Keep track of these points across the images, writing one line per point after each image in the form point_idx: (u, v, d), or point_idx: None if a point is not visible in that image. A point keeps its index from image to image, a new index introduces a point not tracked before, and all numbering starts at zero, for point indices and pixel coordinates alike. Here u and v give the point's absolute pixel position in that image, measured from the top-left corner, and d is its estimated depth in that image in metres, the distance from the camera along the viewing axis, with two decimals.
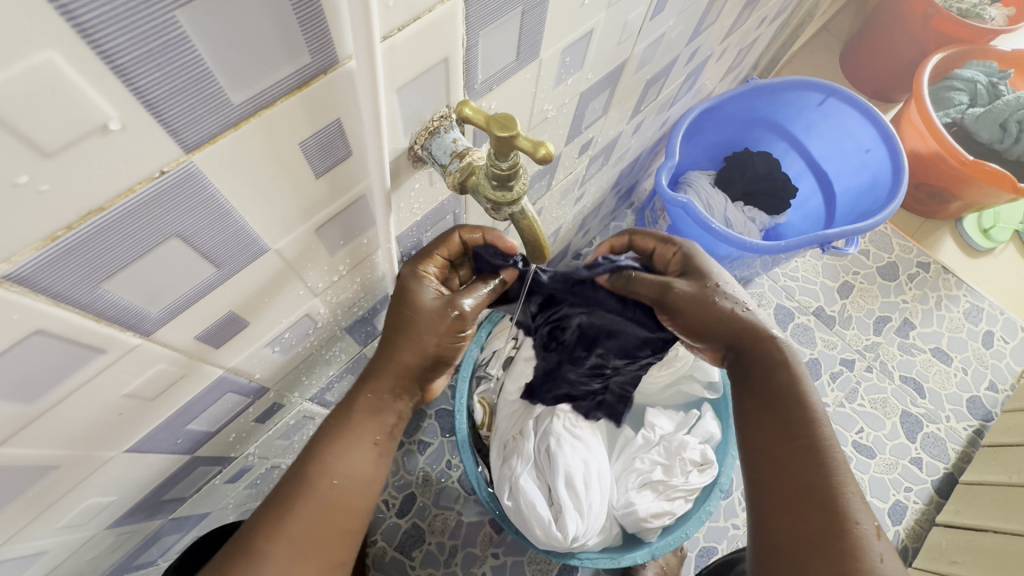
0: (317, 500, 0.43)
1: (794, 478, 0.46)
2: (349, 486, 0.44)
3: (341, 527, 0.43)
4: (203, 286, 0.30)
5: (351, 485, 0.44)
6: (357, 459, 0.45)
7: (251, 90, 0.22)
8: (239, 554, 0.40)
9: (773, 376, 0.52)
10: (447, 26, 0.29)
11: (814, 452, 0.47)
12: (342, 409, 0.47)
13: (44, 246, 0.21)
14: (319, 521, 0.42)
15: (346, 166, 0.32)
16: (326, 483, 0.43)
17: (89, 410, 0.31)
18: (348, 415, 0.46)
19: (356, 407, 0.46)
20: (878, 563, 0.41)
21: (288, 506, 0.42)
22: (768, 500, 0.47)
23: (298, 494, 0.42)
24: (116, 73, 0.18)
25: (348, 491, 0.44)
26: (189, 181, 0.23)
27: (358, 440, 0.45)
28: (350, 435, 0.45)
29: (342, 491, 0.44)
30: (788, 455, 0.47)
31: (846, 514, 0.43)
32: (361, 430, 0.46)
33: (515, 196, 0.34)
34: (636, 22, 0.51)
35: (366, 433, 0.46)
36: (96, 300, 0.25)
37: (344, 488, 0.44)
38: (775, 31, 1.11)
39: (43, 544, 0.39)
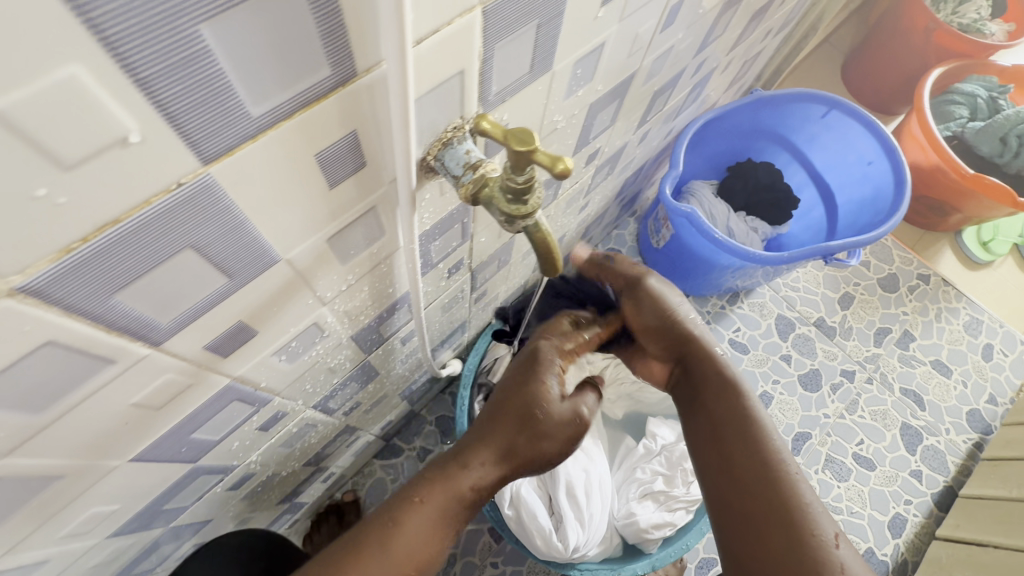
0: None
1: (754, 499, 0.48)
2: (415, 566, 0.45)
3: None
4: (215, 296, 0.30)
5: (419, 566, 0.46)
6: (430, 541, 0.46)
7: (271, 101, 0.22)
8: None
9: (717, 403, 0.54)
10: (465, 39, 0.29)
11: (762, 477, 0.48)
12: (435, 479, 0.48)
13: (57, 260, 0.20)
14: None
15: (361, 175, 0.32)
16: (397, 563, 0.44)
17: (96, 419, 0.30)
18: (434, 498, 0.47)
19: (447, 486, 0.47)
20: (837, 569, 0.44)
21: (362, 574, 0.43)
22: (726, 522, 0.49)
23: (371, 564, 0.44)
24: (139, 87, 0.18)
25: (413, 572, 0.45)
26: (206, 192, 0.23)
27: (438, 517, 0.46)
28: (431, 517, 0.46)
29: (410, 571, 0.45)
30: (747, 474, 0.49)
31: (808, 523, 0.46)
32: (443, 515, 0.47)
33: (529, 210, 0.33)
34: (646, 35, 0.51)
35: (447, 508, 0.47)
36: (109, 311, 0.24)
37: (412, 571, 0.45)
38: (779, 43, 1.12)
39: (45, 554, 0.38)
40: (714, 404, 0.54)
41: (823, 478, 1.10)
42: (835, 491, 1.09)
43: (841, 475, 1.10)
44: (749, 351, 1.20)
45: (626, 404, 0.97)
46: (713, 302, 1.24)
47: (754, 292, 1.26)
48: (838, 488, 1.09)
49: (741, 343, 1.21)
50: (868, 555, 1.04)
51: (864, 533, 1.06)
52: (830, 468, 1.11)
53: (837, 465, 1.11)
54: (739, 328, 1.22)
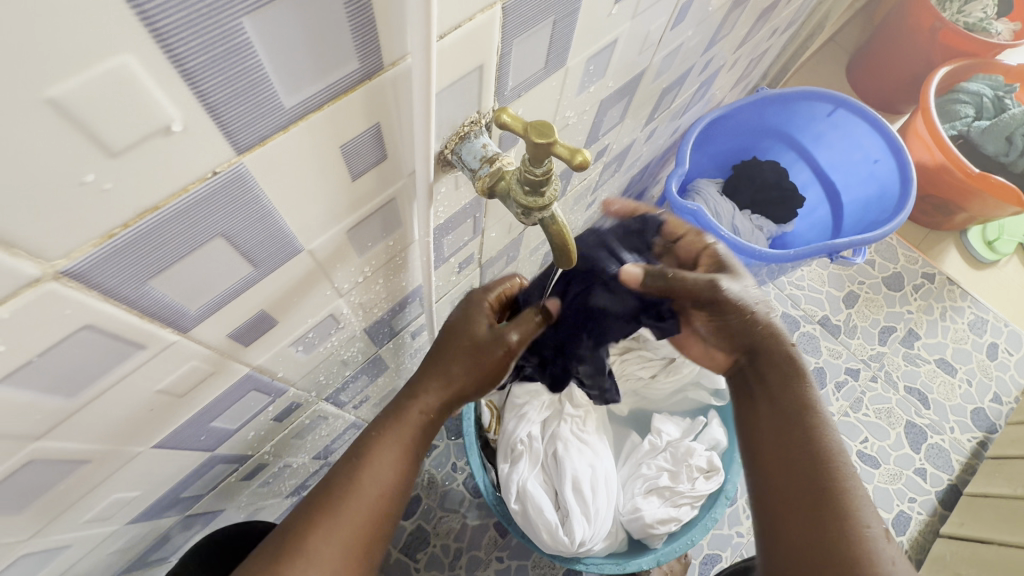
0: (362, 502, 0.44)
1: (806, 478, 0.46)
2: (391, 492, 0.46)
3: (381, 531, 0.45)
4: (240, 285, 0.30)
5: (394, 493, 0.46)
6: (401, 466, 0.47)
7: (303, 93, 0.23)
8: (285, 548, 0.41)
9: (782, 385, 0.52)
10: (485, 34, 0.30)
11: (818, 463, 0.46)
12: (387, 412, 0.49)
13: (99, 244, 0.21)
14: (366, 526, 0.44)
15: (382, 168, 0.32)
16: (372, 488, 0.45)
17: (123, 404, 0.31)
18: (392, 424, 0.48)
19: (403, 412, 0.49)
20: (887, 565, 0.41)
21: (335, 505, 0.43)
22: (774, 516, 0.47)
23: (347, 497, 0.44)
24: (184, 77, 0.19)
25: (390, 498, 0.46)
26: (238, 181, 0.24)
27: (399, 439, 0.48)
28: (396, 441, 0.48)
29: (387, 498, 0.46)
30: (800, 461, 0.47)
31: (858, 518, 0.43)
32: (404, 436, 0.48)
33: (546, 202, 0.34)
34: (656, 32, 0.52)
35: (408, 431, 0.49)
36: (143, 296, 0.25)
37: (387, 495, 0.46)
38: (785, 41, 1.12)
39: (67, 538, 0.39)
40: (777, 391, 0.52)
41: None
42: None
43: None
44: None
45: (632, 401, 0.98)
46: None
47: (759, 290, 1.26)
48: None
49: None
50: None
51: None
52: None
53: None
54: None
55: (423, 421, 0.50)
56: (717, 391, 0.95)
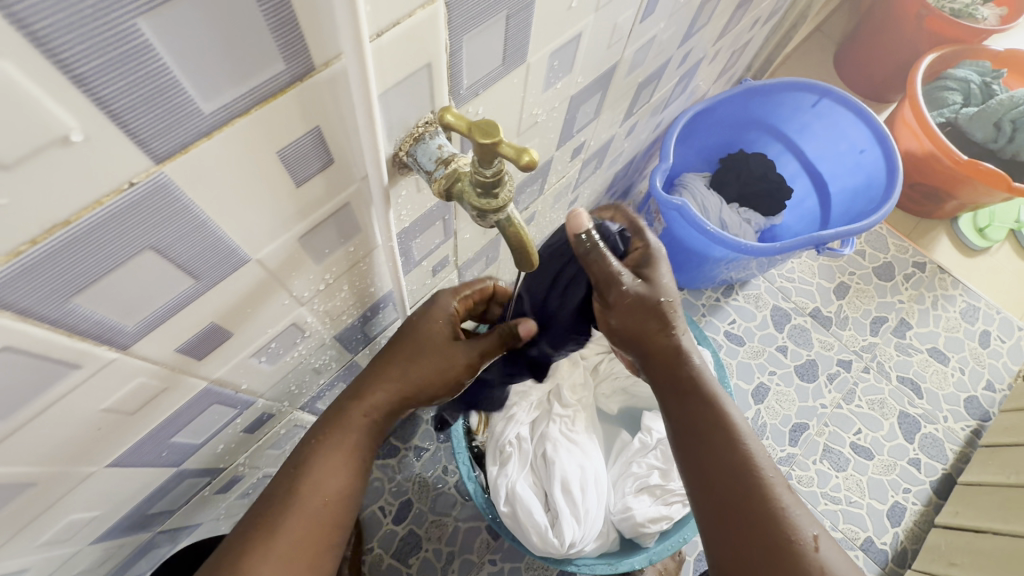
0: (306, 516, 0.45)
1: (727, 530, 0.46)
2: (338, 503, 0.46)
3: (329, 545, 0.46)
4: (182, 298, 0.29)
5: (333, 502, 0.46)
6: (345, 477, 0.47)
7: (224, 97, 0.22)
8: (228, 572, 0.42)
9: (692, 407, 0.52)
10: (429, 31, 0.29)
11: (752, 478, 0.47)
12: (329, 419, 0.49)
13: (7, 262, 0.20)
14: (307, 538, 0.44)
15: (329, 173, 0.31)
16: (314, 500, 0.45)
17: (67, 425, 0.30)
18: (332, 434, 0.47)
19: (343, 418, 0.48)
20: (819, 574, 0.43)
21: (275, 523, 0.44)
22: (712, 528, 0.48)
23: (282, 515, 0.44)
24: (78, 84, 0.17)
25: (334, 508, 0.46)
26: (160, 193, 0.23)
27: (343, 449, 0.47)
28: (340, 453, 0.47)
29: (330, 507, 0.46)
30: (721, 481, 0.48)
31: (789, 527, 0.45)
32: (349, 445, 0.48)
33: (500, 204, 0.32)
34: (626, 25, 0.51)
35: (355, 439, 0.48)
36: (68, 315, 0.24)
37: (333, 505, 0.46)
38: (768, 31, 1.11)
39: (25, 561, 0.38)
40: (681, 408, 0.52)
41: (821, 468, 1.09)
42: (834, 481, 1.08)
43: (839, 465, 1.10)
44: (745, 342, 1.19)
45: (621, 399, 0.97)
46: (707, 294, 1.24)
47: (749, 284, 1.25)
48: (836, 478, 1.09)
49: (736, 335, 1.21)
50: (867, 544, 1.04)
51: (863, 522, 1.06)
52: (828, 458, 1.10)
53: (834, 455, 1.11)
54: (734, 320, 1.22)
55: (368, 428, 0.49)
56: None
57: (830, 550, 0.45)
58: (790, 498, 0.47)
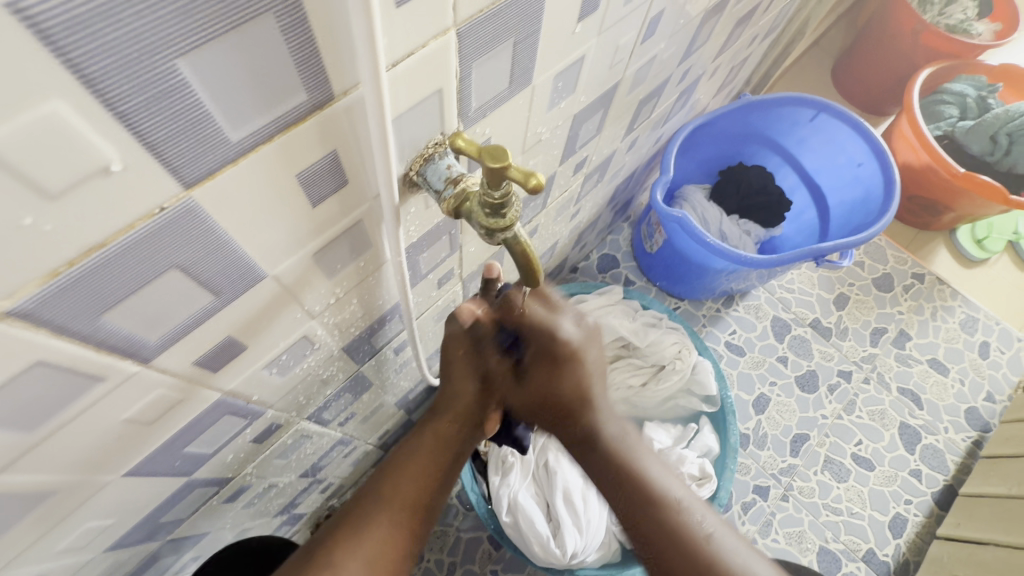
0: (387, 519, 0.50)
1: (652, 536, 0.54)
2: (414, 511, 0.51)
3: (404, 550, 0.50)
4: (202, 314, 0.30)
5: (415, 509, 0.51)
6: (423, 487, 0.53)
7: (250, 127, 0.23)
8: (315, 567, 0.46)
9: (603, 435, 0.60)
10: (441, 59, 0.30)
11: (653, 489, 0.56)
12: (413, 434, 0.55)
13: (46, 282, 0.21)
14: (388, 541, 0.49)
15: (344, 193, 0.32)
16: (396, 505, 0.50)
17: (89, 435, 0.31)
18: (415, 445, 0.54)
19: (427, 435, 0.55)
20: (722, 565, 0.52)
21: (361, 525, 0.49)
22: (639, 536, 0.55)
23: (371, 516, 0.49)
24: (119, 119, 0.19)
25: (414, 517, 0.51)
26: (189, 215, 0.24)
27: (424, 460, 0.54)
28: (420, 464, 0.53)
29: (410, 514, 0.51)
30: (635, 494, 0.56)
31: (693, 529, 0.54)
32: (428, 457, 0.54)
33: (508, 223, 0.34)
34: (627, 46, 0.53)
35: (434, 452, 0.54)
36: (97, 330, 0.25)
37: (413, 511, 0.51)
38: (766, 47, 1.13)
39: (41, 568, 0.39)
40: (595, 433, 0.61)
41: (822, 479, 1.10)
42: (835, 492, 1.09)
43: (840, 476, 1.10)
44: (746, 353, 1.20)
45: (623, 409, 0.97)
46: (708, 305, 1.25)
47: (750, 295, 1.26)
48: (838, 489, 1.09)
49: (737, 345, 1.22)
50: (869, 556, 1.04)
51: (865, 533, 1.06)
52: (829, 469, 1.11)
53: (835, 465, 1.11)
54: (735, 330, 1.23)
55: (445, 444, 0.55)
56: (709, 397, 0.96)
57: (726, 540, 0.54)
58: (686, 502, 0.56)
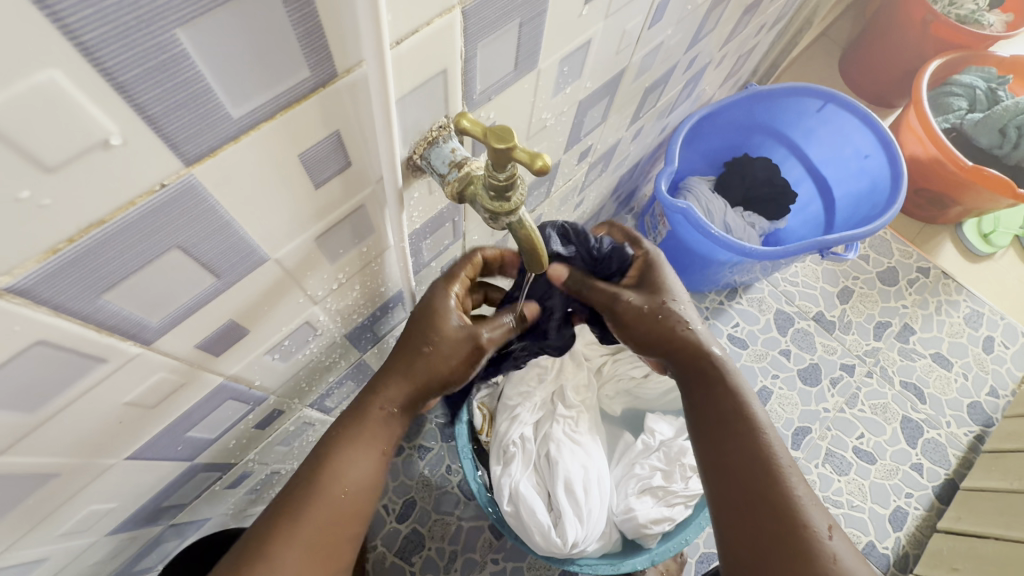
0: (326, 505, 0.45)
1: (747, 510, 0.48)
2: (357, 492, 0.47)
3: (350, 531, 0.47)
4: (204, 296, 0.30)
5: (356, 490, 0.47)
6: (366, 469, 0.47)
7: (252, 103, 0.23)
8: (251, 559, 0.42)
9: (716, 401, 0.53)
10: (445, 39, 0.30)
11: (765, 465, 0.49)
12: (351, 412, 0.49)
13: (44, 259, 0.21)
14: (330, 526, 0.45)
15: (347, 175, 0.32)
16: (335, 488, 0.46)
17: (91, 417, 0.31)
18: (354, 424, 0.48)
19: (370, 413, 0.48)
20: (832, 562, 0.45)
21: (299, 511, 0.44)
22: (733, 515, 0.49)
23: (310, 500, 0.45)
24: (119, 90, 0.18)
25: (356, 498, 0.47)
26: (189, 193, 0.24)
27: (362, 442, 0.47)
28: (358, 445, 0.47)
29: (350, 498, 0.46)
30: (742, 466, 0.50)
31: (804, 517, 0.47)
32: (369, 437, 0.48)
33: (513, 207, 0.33)
34: (634, 31, 0.52)
35: (374, 433, 0.48)
36: (98, 310, 0.25)
37: (356, 493, 0.47)
38: (774, 37, 1.12)
39: (44, 551, 0.39)
40: (705, 397, 0.54)
41: (823, 472, 1.10)
42: (836, 485, 1.09)
43: (841, 469, 1.10)
44: (748, 346, 1.20)
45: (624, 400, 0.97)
46: (711, 297, 1.24)
47: (753, 287, 1.26)
48: (839, 482, 1.09)
49: (740, 338, 1.21)
50: (869, 549, 1.04)
51: (865, 526, 1.06)
52: (830, 462, 1.11)
53: (837, 458, 1.11)
54: (738, 323, 1.22)
55: (385, 425, 0.49)
56: None
57: (843, 545, 0.46)
58: (803, 488, 0.48)
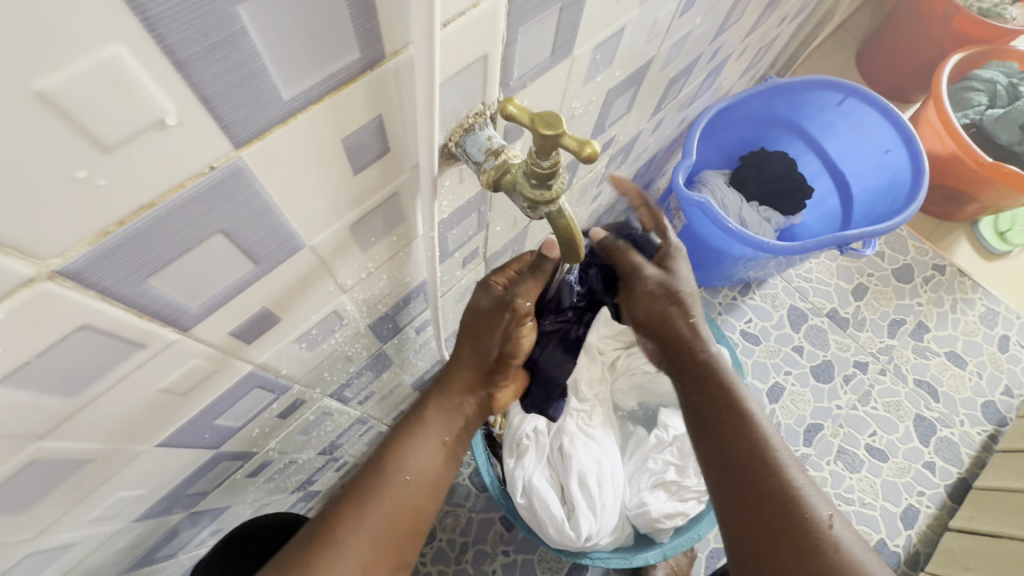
0: (392, 492, 0.47)
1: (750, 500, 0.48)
2: (420, 483, 0.49)
3: (410, 525, 0.48)
4: (241, 283, 0.30)
5: (418, 483, 0.49)
6: (429, 459, 0.51)
7: (303, 85, 0.22)
8: (321, 541, 0.44)
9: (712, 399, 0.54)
10: (489, 23, 0.29)
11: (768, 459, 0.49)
12: (416, 407, 0.53)
13: (96, 242, 0.21)
14: (394, 515, 0.47)
15: (385, 162, 0.32)
16: (401, 476, 0.48)
17: (126, 403, 0.31)
18: (420, 416, 0.52)
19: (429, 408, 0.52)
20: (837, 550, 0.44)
21: (367, 497, 0.46)
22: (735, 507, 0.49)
23: (377, 487, 0.47)
24: (178, 69, 0.18)
25: (418, 489, 0.49)
26: (237, 177, 0.23)
27: (427, 431, 0.52)
28: (425, 434, 0.51)
29: (414, 488, 0.49)
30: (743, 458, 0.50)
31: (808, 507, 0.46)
32: (432, 428, 0.52)
33: (554, 195, 0.33)
34: (664, 20, 0.51)
35: (437, 424, 0.53)
36: (141, 296, 0.25)
37: (419, 483, 0.49)
38: (794, 29, 1.10)
39: (74, 537, 0.39)
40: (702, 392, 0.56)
41: (835, 469, 1.09)
42: (848, 482, 1.08)
43: (853, 466, 1.10)
44: (761, 342, 1.19)
45: (638, 394, 0.97)
46: (724, 293, 1.24)
47: (766, 283, 1.25)
48: (850, 479, 1.09)
49: (752, 334, 1.20)
50: (881, 546, 1.04)
51: (877, 524, 1.06)
52: (842, 459, 1.10)
53: (849, 456, 1.10)
54: (751, 319, 1.22)
55: (449, 417, 0.54)
56: None
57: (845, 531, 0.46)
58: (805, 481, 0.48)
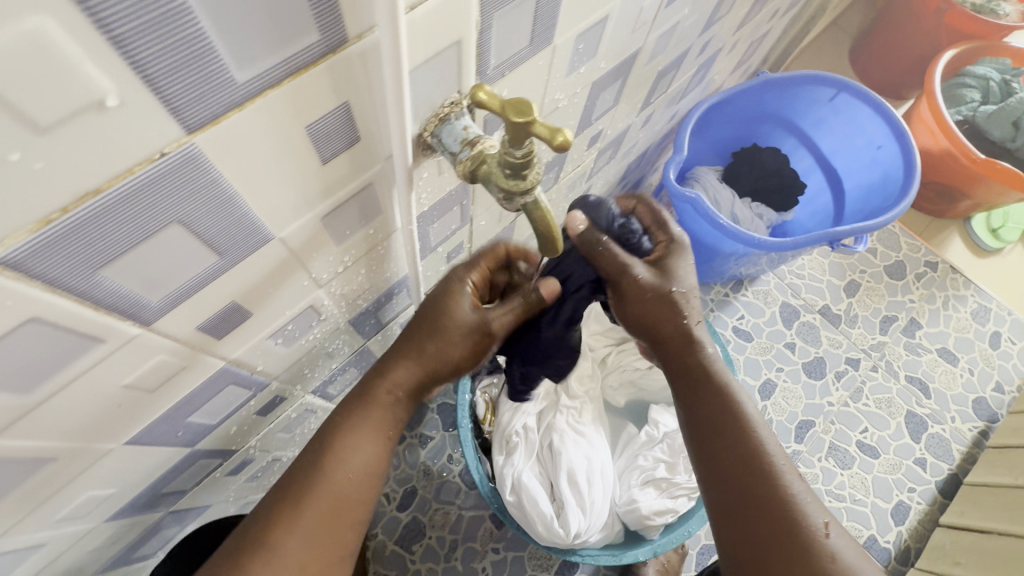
0: (329, 491, 0.44)
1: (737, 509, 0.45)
2: (361, 480, 0.45)
3: (352, 522, 0.44)
4: (206, 275, 0.29)
5: (358, 480, 0.45)
6: (371, 453, 0.46)
7: (258, 67, 0.21)
8: (253, 545, 0.41)
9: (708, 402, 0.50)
10: (460, 8, 0.28)
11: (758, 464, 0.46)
12: (356, 396, 0.47)
13: (37, 230, 0.20)
14: (333, 514, 0.43)
15: (355, 151, 0.31)
16: (338, 474, 0.44)
17: (88, 400, 0.30)
18: (359, 408, 0.46)
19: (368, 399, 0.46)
20: (831, 559, 0.41)
21: (301, 497, 0.43)
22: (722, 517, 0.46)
23: (311, 486, 0.43)
24: (115, 46, 0.17)
25: (360, 485, 0.45)
26: (191, 164, 0.22)
27: (367, 424, 0.46)
28: (364, 428, 0.46)
29: (355, 485, 0.44)
30: (732, 460, 0.47)
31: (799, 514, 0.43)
32: (373, 421, 0.46)
33: (529, 186, 0.32)
34: (650, 10, 0.50)
35: (379, 416, 0.47)
36: (94, 287, 0.24)
37: (360, 479, 0.45)
38: (787, 23, 1.09)
39: (42, 536, 0.38)
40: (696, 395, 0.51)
41: (826, 466, 1.09)
42: (839, 479, 1.08)
43: (844, 463, 1.09)
44: (753, 338, 1.19)
45: (629, 391, 0.96)
46: (716, 289, 1.23)
47: (759, 280, 1.24)
48: (841, 476, 1.08)
49: (744, 331, 1.20)
50: (871, 542, 1.04)
51: (868, 520, 1.05)
52: (833, 456, 1.10)
53: (840, 453, 1.10)
54: (743, 315, 1.21)
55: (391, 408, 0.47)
56: None
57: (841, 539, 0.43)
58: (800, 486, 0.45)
